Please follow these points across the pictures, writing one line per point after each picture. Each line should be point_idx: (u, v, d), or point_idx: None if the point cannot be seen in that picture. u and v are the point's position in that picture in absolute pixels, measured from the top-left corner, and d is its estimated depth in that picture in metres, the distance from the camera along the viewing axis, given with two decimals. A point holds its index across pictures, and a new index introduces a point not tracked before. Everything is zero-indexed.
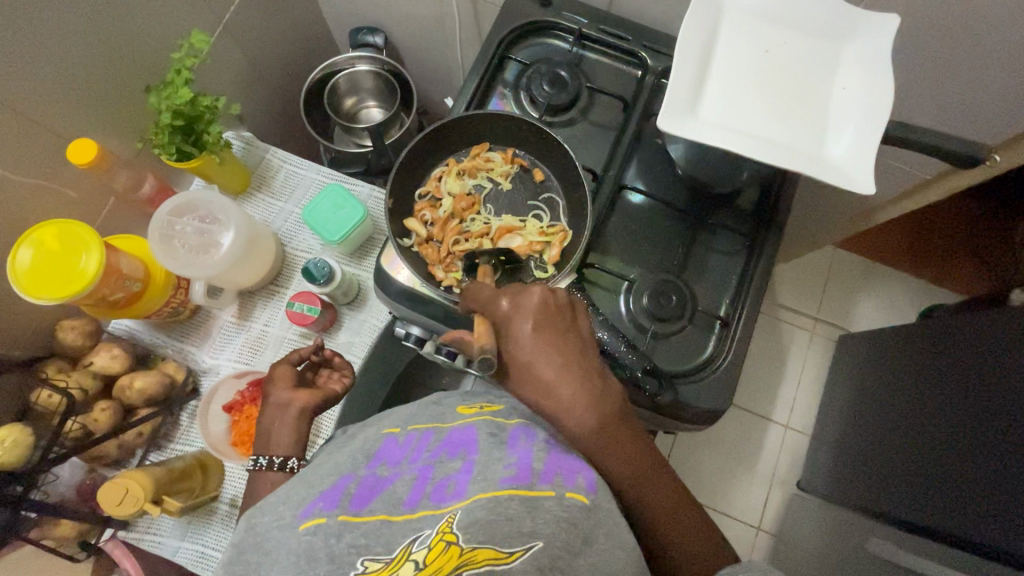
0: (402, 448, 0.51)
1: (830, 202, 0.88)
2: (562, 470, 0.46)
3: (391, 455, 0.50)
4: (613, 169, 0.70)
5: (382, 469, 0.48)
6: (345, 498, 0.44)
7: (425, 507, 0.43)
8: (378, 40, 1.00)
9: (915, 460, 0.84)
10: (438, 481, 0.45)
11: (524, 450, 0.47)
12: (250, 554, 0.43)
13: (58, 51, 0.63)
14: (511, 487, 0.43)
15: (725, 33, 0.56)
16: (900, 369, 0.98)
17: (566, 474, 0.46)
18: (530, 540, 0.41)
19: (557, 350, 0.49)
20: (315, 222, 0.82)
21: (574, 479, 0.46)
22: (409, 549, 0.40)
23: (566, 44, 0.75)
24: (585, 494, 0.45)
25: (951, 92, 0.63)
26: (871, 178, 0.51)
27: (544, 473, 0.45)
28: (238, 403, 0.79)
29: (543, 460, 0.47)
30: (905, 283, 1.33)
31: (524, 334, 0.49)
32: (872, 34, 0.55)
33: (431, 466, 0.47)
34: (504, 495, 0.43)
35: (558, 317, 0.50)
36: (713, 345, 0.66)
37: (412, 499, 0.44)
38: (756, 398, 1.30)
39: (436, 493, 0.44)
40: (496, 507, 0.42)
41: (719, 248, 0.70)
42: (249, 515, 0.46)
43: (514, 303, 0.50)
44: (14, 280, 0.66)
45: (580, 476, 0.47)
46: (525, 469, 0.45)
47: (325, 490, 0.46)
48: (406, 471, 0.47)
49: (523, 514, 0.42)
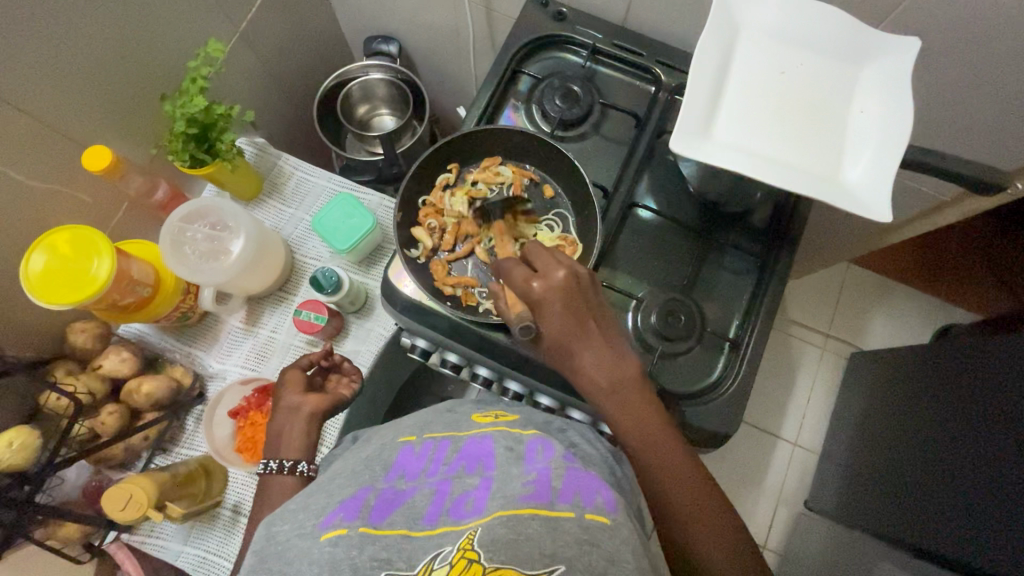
0: (419, 459, 0.51)
1: (843, 224, 0.87)
2: (581, 489, 0.46)
3: (409, 467, 0.50)
4: (624, 186, 0.69)
5: (400, 482, 0.48)
6: (364, 510, 0.44)
7: (446, 522, 0.43)
8: (393, 50, 1.01)
9: (927, 484, 0.83)
10: (457, 496, 0.46)
11: (543, 466, 0.47)
12: (263, 556, 0.42)
13: (75, 56, 0.64)
14: (531, 506, 0.43)
15: (741, 54, 0.55)
16: (912, 390, 0.97)
17: (585, 494, 0.45)
18: (552, 563, 0.40)
19: (563, 306, 0.54)
20: (325, 231, 0.82)
21: (593, 499, 0.45)
22: (430, 564, 0.40)
23: (580, 59, 0.74)
24: (606, 514, 0.44)
25: (973, 115, 0.62)
26: (889, 204, 0.50)
27: (564, 492, 0.45)
28: (243, 408, 0.78)
29: (561, 478, 0.46)
30: (918, 300, 1.31)
31: (553, 312, 0.54)
32: (890, 56, 0.54)
33: (450, 480, 0.48)
34: (523, 514, 0.42)
35: (579, 296, 0.55)
36: (721, 367, 0.65)
37: (431, 513, 0.44)
38: (765, 414, 1.28)
39: (454, 508, 0.44)
40: (517, 526, 0.41)
41: (730, 268, 0.69)
42: (266, 522, 0.46)
43: (544, 287, 0.55)
44: (27, 285, 0.66)
45: (599, 496, 0.46)
46: (543, 487, 0.45)
47: (344, 501, 0.46)
48: (425, 485, 0.47)
49: (543, 534, 0.41)
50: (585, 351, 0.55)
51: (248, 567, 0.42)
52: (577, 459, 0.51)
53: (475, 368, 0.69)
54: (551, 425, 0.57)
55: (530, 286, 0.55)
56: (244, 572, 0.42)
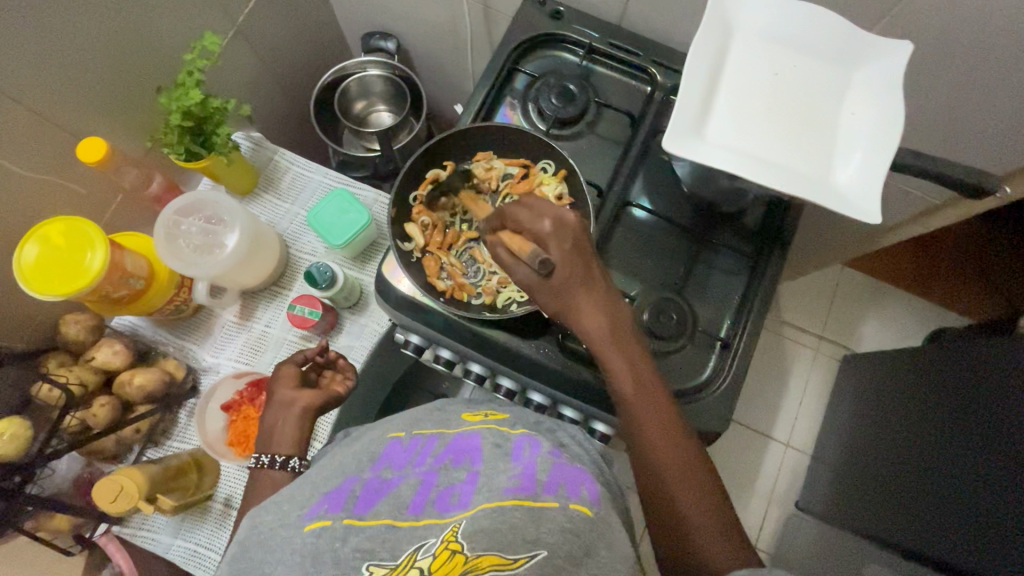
0: (406, 452, 0.51)
1: (836, 226, 0.87)
2: (567, 481, 0.47)
3: (395, 459, 0.50)
4: (618, 185, 0.70)
5: (387, 472, 0.48)
6: (350, 501, 0.44)
7: (430, 514, 0.43)
8: (390, 46, 1.00)
9: (917, 485, 0.83)
10: (442, 489, 0.46)
11: (529, 461, 0.48)
12: (246, 547, 0.43)
13: (71, 48, 0.64)
14: (515, 497, 0.43)
15: (735, 54, 0.56)
16: (904, 393, 0.97)
17: (570, 486, 0.46)
18: (533, 548, 0.41)
19: (573, 242, 0.54)
20: (319, 226, 0.82)
21: (577, 490, 0.46)
22: (415, 555, 0.40)
23: (576, 58, 0.75)
24: (590, 506, 0.45)
25: (965, 119, 0.62)
26: (877, 205, 0.51)
27: (548, 484, 0.46)
28: (236, 402, 0.79)
29: (547, 471, 0.47)
30: (911, 304, 1.32)
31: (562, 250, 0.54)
32: (883, 59, 0.54)
33: (436, 472, 0.48)
34: (507, 504, 0.43)
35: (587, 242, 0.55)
36: (712, 366, 0.65)
37: (416, 503, 0.44)
38: (757, 415, 1.29)
39: (440, 500, 0.45)
40: (501, 516, 0.42)
41: (722, 268, 0.69)
42: (251, 513, 0.46)
43: (555, 226, 0.54)
44: (19, 274, 0.66)
45: (584, 488, 0.47)
46: (528, 479, 0.45)
47: (329, 491, 0.46)
48: (410, 475, 0.48)
49: (526, 522, 0.42)
50: (577, 281, 0.54)
51: (232, 558, 0.42)
52: (563, 455, 0.51)
53: (467, 364, 0.69)
54: (539, 423, 0.57)
55: (541, 225, 0.54)
56: (228, 564, 0.42)
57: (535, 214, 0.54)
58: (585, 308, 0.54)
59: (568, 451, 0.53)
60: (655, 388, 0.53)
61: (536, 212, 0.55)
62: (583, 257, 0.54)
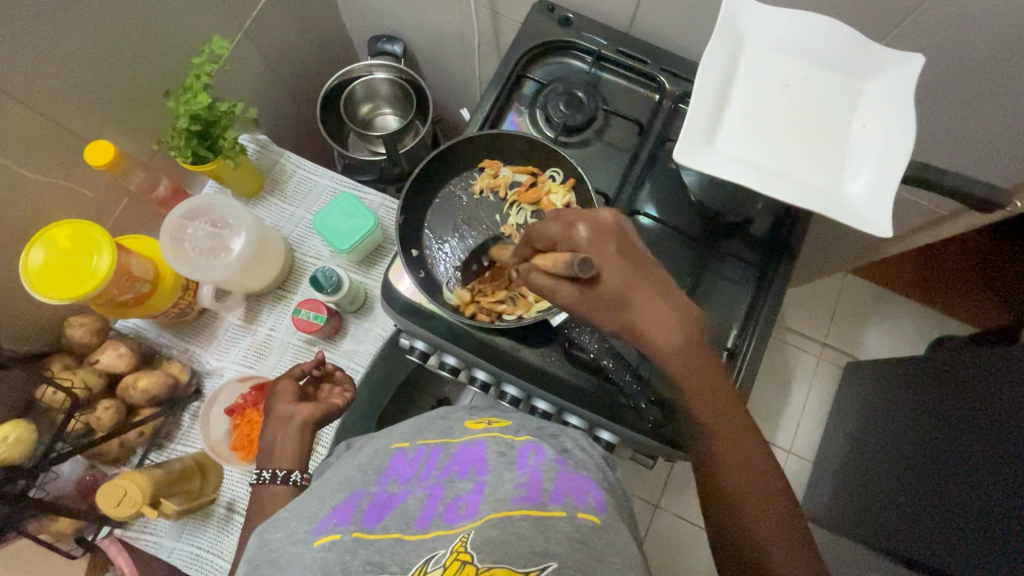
0: (411, 464, 0.51)
1: (841, 234, 0.87)
2: (573, 490, 0.47)
3: (401, 472, 0.50)
4: (625, 193, 0.69)
5: (393, 486, 0.48)
6: (357, 514, 0.44)
7: (438, 527, 0.43)
8: (397, 49, 1.01)
9: (918, 494, 0.83)
10: (449, 501, 0.46)
11: (534, 470, 0.48)
12: (256, 560, 0.43)
13: (79, 52, 0.64)
14: (522, 507, 0.44)
15: (746, 64, 0.55)
16: (907, 402, 0.97)
17: (576, 494, 0.46)
18: (543, 560, 0.40)
19: (615, 247, 0.51)
20: (325, 231, 0.82)
21: (584, 499, 0.46)
22: (424, 567, 0.40)
23: (584, 65, 0.75)
24: (597, 514, 0.45)
25: (974, 131, 0.62)
26: (888, 218, 0.51)
27: (555, 493, 0.46)
28: (239, 406, 0.78)
29: (553, 480, 0.47)
30: (914, 311, 1.32)
31: (608, 256, 0.51)
32: (894, 72, 0.54)
33: (442, 484, 0.48)
34: (515, 515, 0.43)
35: (631, 240, 0.52)
36: (719, 376, 0.65)
37: (424, 517, 0.44)
38: (760, 421, 1.29)
39: (447, 512, 0.45)
40: (509, 527, 0.42)
41: (729, 277, 0.69)
42: (260, 529, 0.46)
43: (593, 229, 0.51)
44: (25, 277, 0.66)
45: (590, 496, 0.47)
46: (535, 489, 0.46)
47: (337, 505, 0.46)
48: (417, 489, 0.48)
49: (534, 533, 0.41)
50: (636, 286, 0.51)
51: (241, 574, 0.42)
52: (568, 462, 0.51)
53: (472, 371, 0.68)
54: (545, 430, 0.57)
55: (577, 232, 0.51)
56: None
57: (566, 223, 0.51)
58: (648, 314, 0.51)
59: (571, 457, 0.53)
60: (722, 397, 0.52)
61: (563, 221, 0.52)
62: (631, 260, 0.52)
